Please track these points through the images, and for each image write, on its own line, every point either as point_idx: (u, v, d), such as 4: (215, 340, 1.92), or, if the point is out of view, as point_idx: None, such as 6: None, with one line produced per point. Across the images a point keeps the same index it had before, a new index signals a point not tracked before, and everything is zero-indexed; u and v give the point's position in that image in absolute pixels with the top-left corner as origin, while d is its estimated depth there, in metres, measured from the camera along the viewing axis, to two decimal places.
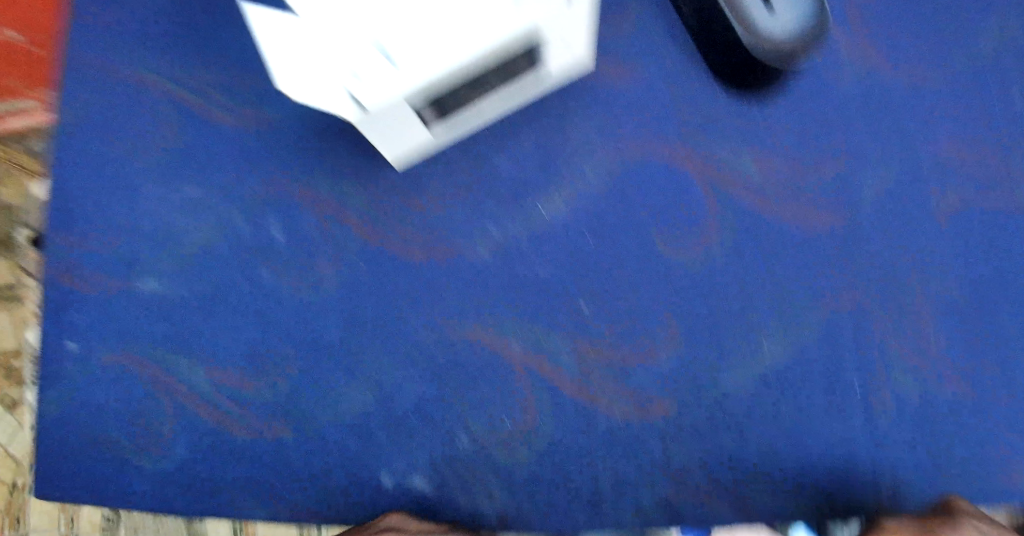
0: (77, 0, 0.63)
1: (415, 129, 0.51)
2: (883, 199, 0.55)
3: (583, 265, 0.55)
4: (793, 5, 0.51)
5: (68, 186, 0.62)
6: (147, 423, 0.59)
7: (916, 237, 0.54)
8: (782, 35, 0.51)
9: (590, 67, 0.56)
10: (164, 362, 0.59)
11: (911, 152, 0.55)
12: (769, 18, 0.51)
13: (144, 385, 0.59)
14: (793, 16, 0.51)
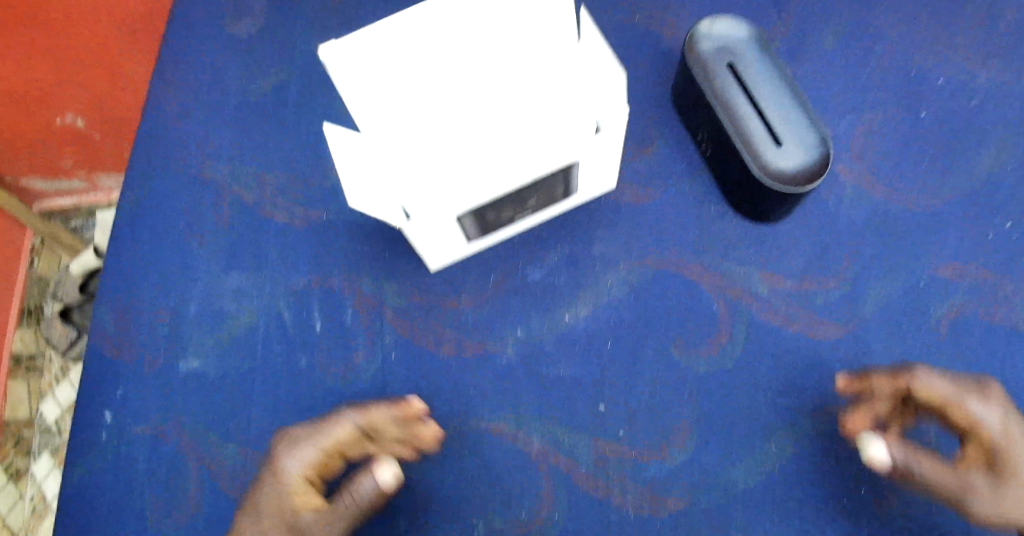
0: (179, 116, 0.77)
1: (456, 241, 0.60)
2: (886, 306, 0.59)
3: (603, 360, 0.59)
4: (800, 149, 0.56)
5: (152, 268, 0.71)
6: (181, 488, 0.63)
7: (922, 344, 0.57)
8: (782, 171, 0.55)
9: (609, 188, 0.63)
10: (203, 435, 0.64)
11: (910, 264, 0.60)
12: (776, 153, 0.55)
13: (179, 453, 0.64)
14: (799, 157, 0.56)
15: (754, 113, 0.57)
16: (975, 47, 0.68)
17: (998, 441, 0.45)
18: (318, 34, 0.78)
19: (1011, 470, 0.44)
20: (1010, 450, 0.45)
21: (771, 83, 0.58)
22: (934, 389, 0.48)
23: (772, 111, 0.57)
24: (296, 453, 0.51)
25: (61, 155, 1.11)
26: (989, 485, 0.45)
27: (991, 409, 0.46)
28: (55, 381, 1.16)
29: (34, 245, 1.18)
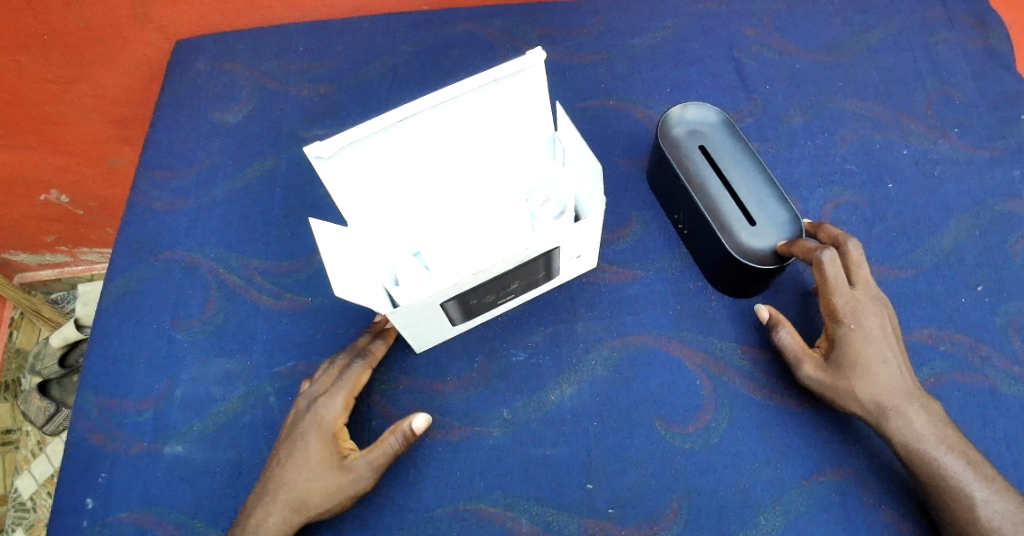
0: (167, 198, 0.78)
1: (439, 321, 0.59)
2: None
3: (590, 437, 0.59)
4: (774, 229, 0.59)
5: (137, 353, 0.71)
6: None
7: None
8: (757, 249, 0.58)
9: (590, 267, 0.65)
10: (182, 524, 0.62)
11: None
12: (751, 236, 0.58)
13: None
14: (773, 238, 0.58)
15: (725, 195, 0.61)
16: (927, 125, 0.73)
17: (846, 332, 0.55)
18: (306, 119, 0.81)
19: (847, 363, 0.54)
20: (848, 342, 0.54)
21: (742, 165, 0.62)
22: (830, 263, 0.55)
23: (742, 192, 0.61)
24: (334, 401, 0.57)
25: (44, 230, 1.10)
26: (826, 367, 0.55)
27: (856, 303, 0.55)
28: (31, 456, 1.13)
29: (13, 318, 1.17)
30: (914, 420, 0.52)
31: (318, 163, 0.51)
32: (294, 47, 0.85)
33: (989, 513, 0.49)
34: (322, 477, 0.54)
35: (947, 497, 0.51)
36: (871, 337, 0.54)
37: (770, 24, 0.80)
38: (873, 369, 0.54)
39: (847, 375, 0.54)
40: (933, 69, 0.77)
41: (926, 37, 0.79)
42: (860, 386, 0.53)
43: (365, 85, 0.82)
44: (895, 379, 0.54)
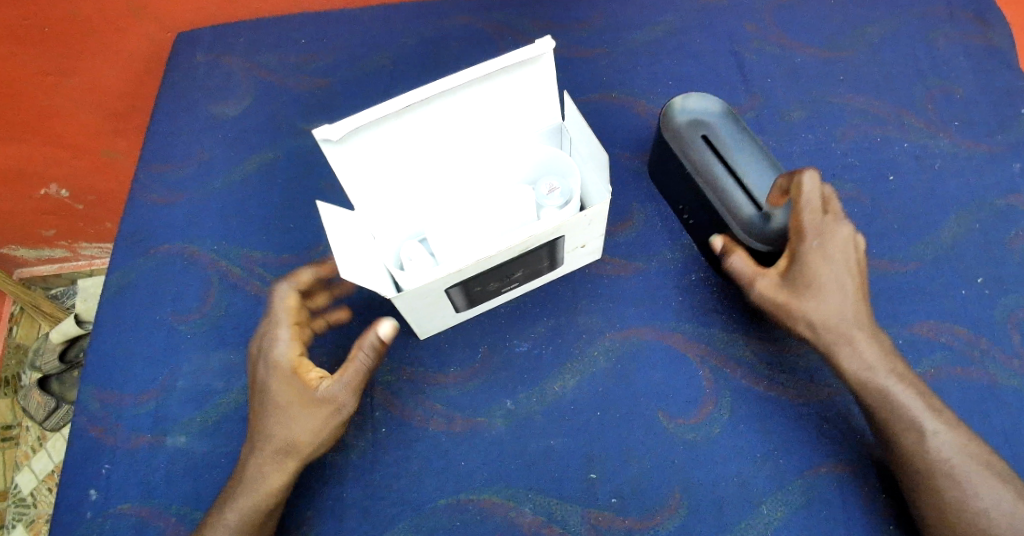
0: (167, 192, 0.78)
1: (444, 308, 0.59)
2: None
3: (591, 429, 0.59)
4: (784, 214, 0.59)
5: (135, 346, 0.70)
6: None
7: None
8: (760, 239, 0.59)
9: (594, 259, 0.65)
10: (183, 517, 0.62)
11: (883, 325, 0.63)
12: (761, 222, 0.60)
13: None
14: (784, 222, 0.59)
15: (732, 186, 0.61)
16: (928, 120, 0.74)
17: (811, 257, 0.54)
18: (305, 113, 0.81)
19: (803, 284, 0.54)
20: (811, 266, 0.54)
21: (747, 157, 0.63)
22: (811, 188, 0.54)
23: (749, 183, 0.61)
24: (281, 338, 0.57)
25: (42, 224, 1.10)
26: (781, 287, 0.55)
27: (822, 230, 0.54)
28: (31, 451, 1.13)
29: (13, 313, 1.17)
30: (865, 350, 0.54)
31: (326, 148, 0.51)
32: (294, 41, 0.85)
33: (938, 446, 0.51)
34: (303, 415, 0.55)
35: (897, 427, 0.52)
36: (832, 261, 0.54)
37: (770, 19, 0.80)
38: (830, 295, 0.54)
39: (802, 298, 0.54)
40: (933, 64, 0.77)
41: (925, 33, 0.79)
42: (816, 309, 0.54)
43: (365, 79, 0.82)
44: (849, 306, 0.54)
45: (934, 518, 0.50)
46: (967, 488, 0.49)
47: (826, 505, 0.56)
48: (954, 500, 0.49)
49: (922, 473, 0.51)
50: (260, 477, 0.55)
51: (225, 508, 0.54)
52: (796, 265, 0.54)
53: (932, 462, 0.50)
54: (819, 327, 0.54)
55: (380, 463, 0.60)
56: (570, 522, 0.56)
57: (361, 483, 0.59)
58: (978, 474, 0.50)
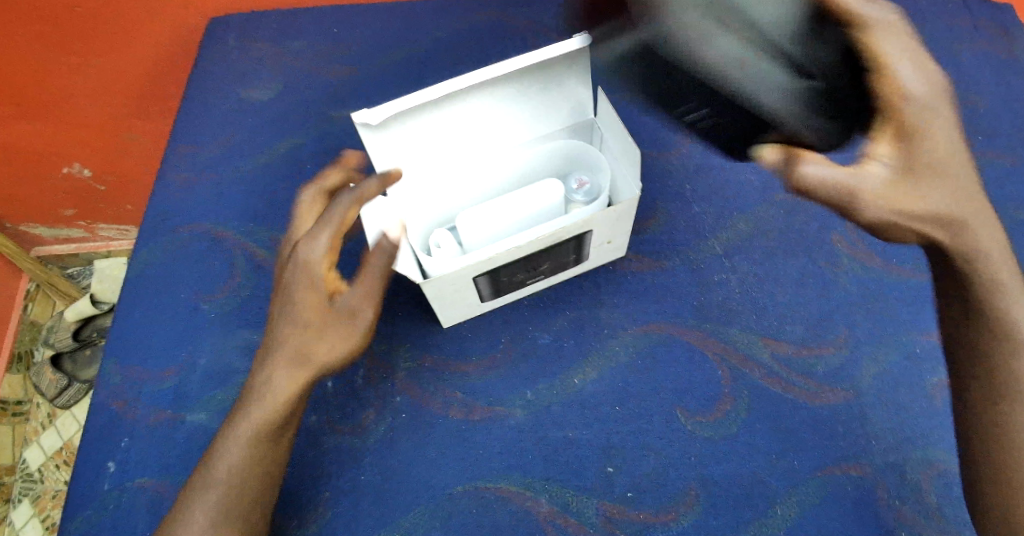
0: (195, 173, 0.79)
1: (469, 298, 0.61)
2: (881, 370, 0.61)
3: (610, 422, 0.60)
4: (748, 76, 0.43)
5: (160, 323, 0.71)
6: None
7: (920, 409, 0.59)
8: (807, 115, 0.45)
9: (617, 256, 0.67)
10: None
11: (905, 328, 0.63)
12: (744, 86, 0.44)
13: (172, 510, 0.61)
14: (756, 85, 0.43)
15: (727, 52, 0.42)
16: None
17: (920, 132, 0.42)
18: (334, 100, 0.82)
19: (919, 175, 0.43)
20: (928, 147, 0.42)
21: None
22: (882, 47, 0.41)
23: (713, 51, 0.42)
24: (318, 241, 0.50)
25: (61, 204, 1.12)
26: (895, 179, 0.43)
27: (938, 95, 0.43)
28: (41, 427, 1.13)
29: (29, 291, 1.19)
30: (981, 232, 0.45)
31: (365, 134, 0.53)
32: (325, 30, 0.87)
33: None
34: (318, 339, 0.48)
35: (990, 347, 0.46)
36: (946, 138, 0.43)
37: None
38: (942, 179, 0.43)
39: (912, 182, 0.43)
40: (958, 75, 0.77)
41: (951, 45, 0.79)
42: (930, 194, 0.43)
43: (393, 70, 0.83)
44: (963, 185, 0.44)
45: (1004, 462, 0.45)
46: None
47: (843, 505, 0.56)
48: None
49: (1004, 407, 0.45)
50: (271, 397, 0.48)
51: (239, 420, 0.49)
52: (906, 150, 0.42)
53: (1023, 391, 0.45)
54: (932, 220, 0.44)
55: (399, 446, 0.60)
56: (586, 512, 0.57)
57: (381, 464, 0.60)
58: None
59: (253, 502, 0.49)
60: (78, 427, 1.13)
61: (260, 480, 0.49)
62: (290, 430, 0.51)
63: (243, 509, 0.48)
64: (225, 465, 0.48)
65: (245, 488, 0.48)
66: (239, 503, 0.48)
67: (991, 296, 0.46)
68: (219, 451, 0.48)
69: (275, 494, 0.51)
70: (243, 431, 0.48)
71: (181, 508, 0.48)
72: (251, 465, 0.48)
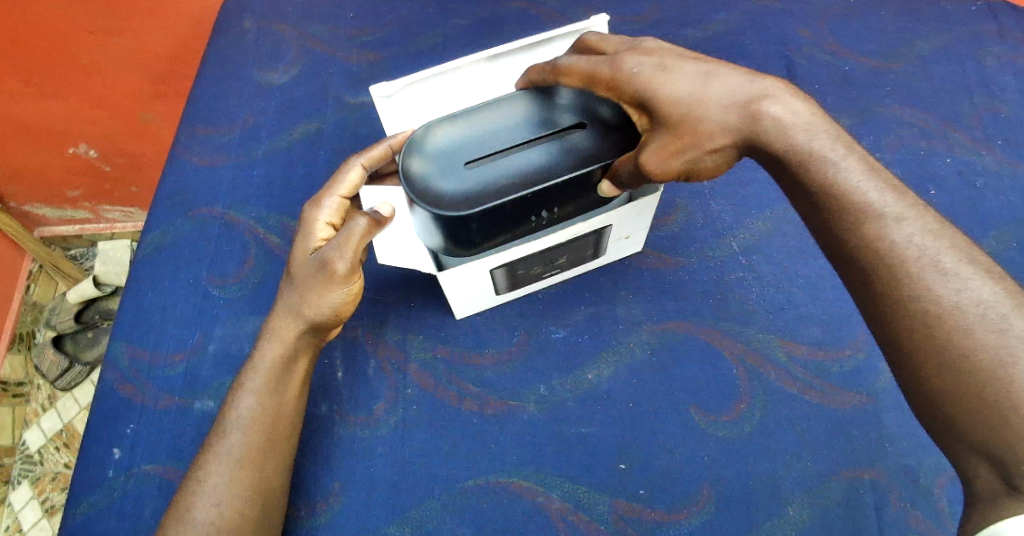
0: (209, 156, 0.78)
1: (486, 292, 0.61)
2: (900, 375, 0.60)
3: (624, 420, 0.59)
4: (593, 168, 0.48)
5: (171, 306, 0.70)
6: None
7: None
8: (600, 141, 0.49)
9: (634, 250, 0.66)
10: None
11: None
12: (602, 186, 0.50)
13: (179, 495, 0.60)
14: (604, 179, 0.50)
15: (501, 160, 0.48)
16: (974, 137, 0.73)
17: (625, 78, 0.46)
18: (349, 86, 0.81)
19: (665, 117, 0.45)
20: (648, 87, 0.45)
21: (484, 141, 0.49)
22: (573, 63, 0.49)
23: (496, 158, 0.48)
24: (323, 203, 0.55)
25: (69, 183, 1.11)
26: (662, 131, 0.45)
27: (600, 63, 0.48)
28: (41, 409, 1.12)
29: (31, 271, 1.17)
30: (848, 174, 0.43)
31: (381, 103, 0.55)
32: (343, 16, 0.86)
33: (906, 240, 0.40)
34: (307, 287, 0.52)
35: (855, 236, 0.42)
36: (665, 75, 0.45)
37: (822, 28, 0.81)
38: (716, 95, 0.45)
39: (691, 104, 0.45)
40: (982, 82, 0.77)
41: (976, 50, 0.79)
42: (705, 108, 0.45)
43: (413, 57, 0.82)
44: (766, 108, 0.45)
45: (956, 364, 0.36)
46: (963, 286, 0.38)
47: (859, 508, 0.55)
48: (959, 329, 0.37)
49: (914, 297, 0.38)
50: (279, 341, 0.53)
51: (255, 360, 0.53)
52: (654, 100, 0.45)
53: (916, 273, 0.39)
54: (727, 134, 0.45)
55: (411, 437, 0.60)
56: (598, 511, 0.56)
57: (393, 454, 0.59)
58: (966, 265, 0.39)
59: (260, 451, 0.50)
60: (79, 409, 1.12)
61: (268, 427, 0.51)
62: (297, 375, 0.54)
63: (248, 455, 0.50)
64: (239, 410, 0.51)
65: (254, 435, 0.50)
66: (244, 451, 0.50)
67: (829, 177, 0.44)
68: (234, 395, 0.53)
69: (288, 449, 0.52)
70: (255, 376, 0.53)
71: (205, 450, 0.51)
72: (261, 413, 0.51)
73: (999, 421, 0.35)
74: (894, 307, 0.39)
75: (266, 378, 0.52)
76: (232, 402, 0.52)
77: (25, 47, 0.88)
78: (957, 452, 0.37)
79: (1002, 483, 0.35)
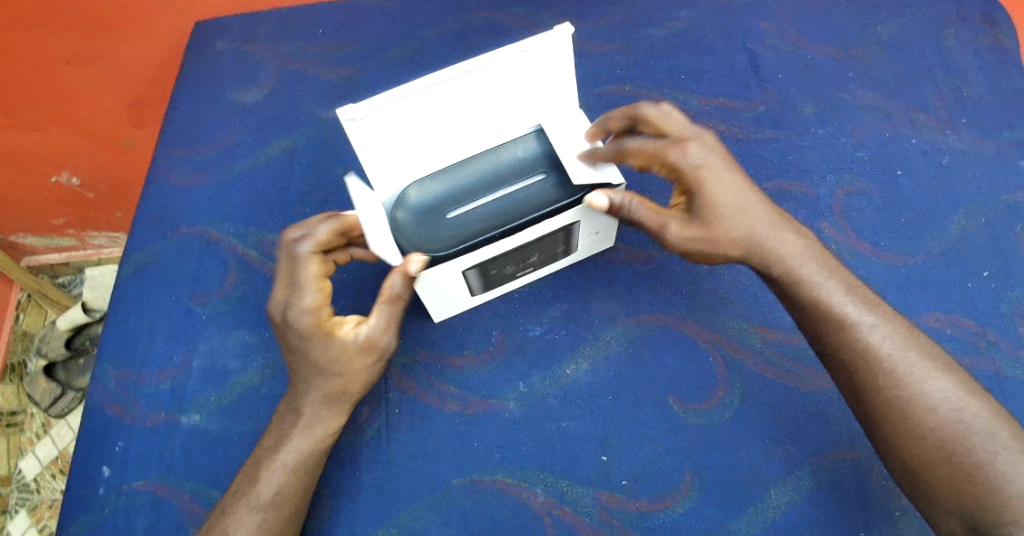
0: (186, 174, 0.79)
1: (461, 294, 0.62)
2: None
3: (605, 412, 0.60)
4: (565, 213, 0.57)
5: (156, 323, 0.71)
6: None
7: None
8: (562, 187, 0.57)
9: (607, 246, 0.67)
10: (191, 492, 0.61)
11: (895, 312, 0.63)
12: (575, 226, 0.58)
13: (168, 511, 0.61)
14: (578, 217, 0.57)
15: (479, 208, 0.57)
16: (937, 118, 0.75)
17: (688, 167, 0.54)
18: (324, 100, 0.82)
19: (704, 212, 0.54)
20: (697, 183, 0.54)
21: (461, 199, 0.58)
22: (643, 144, 0.55)
23: (473, 207, 0.57)
24: (305, 304, 0.52)
25: (53, 213, 1.11)
26: (689, 225, 0.54)
27: (664, 145, 0.55)
28: (35, 438, 1.12)
29: (20, 301, 1.18)
30: (829, 285, 0.53)
31: (350, 126, 0.53)
32: (314, 32, 0.87)
33: (879, 343, 0.50)
34: (350, 371, 0.54)
35: (836, 343, 0.52)
36: (725, 182, 0.54)
37: (785, 19, 0.83)
38: (744, 212, 0.54)
39: (726, 209, 0.54)
40: (943, 63, 0.78)
41: (936, 33, 0.80)
42: (741, 223, 0.54)
43: (385, 68, 0.83)
44: (772, 226, 0.55)
45: (928, 446, 0.47)
46: (926, 382, 0.49)
47: (839, 486, 0.56)
48: (926, 408, 0.48)
49: (893, 387, 0.49)
50: (309, 429, 0.55)
51: (280, 452, 0.54)
52: (698, 199, 0.54)
53: (891, 382, 0.49)
54: (744, 240, 0.54)
55: (396, 441, 0.61)
56: (584, 504, 0.57)
57: (378, 460, 0.60)
58: (929, 362, 0.49)
59: (287, 519, 0.53)
60: (73, 435, 1.12)
61: (296, 500, 0.54)
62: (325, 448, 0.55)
63: (296, 525, 0.54)
64: (269, 489, 0.53)
65: (289, 516, 0.53)
66: (290, 528, 0.53)
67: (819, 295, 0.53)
68: (263, 475, 0.53)
69: (307, 502, 0.55)
70: (284, 465, 0.54)
71: (227, 515, 0.52)
72: (292, 491, 0.53)
73: (967, 481, 0.45)
74: (874, 408, 0.50)
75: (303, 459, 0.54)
76: (262, 481, 0.53)
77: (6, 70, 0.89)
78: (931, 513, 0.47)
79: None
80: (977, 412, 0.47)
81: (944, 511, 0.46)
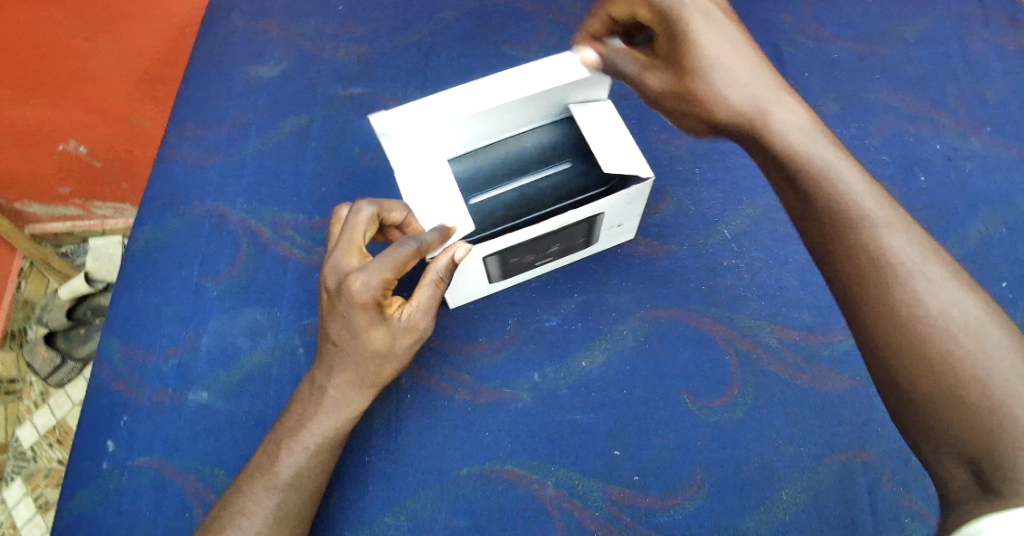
0: (198, 149, 0.78)
1: (478, 281, 0.61)
2: None
3: (616, 406, 0.60)
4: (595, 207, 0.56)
5: (163, 301, 0.70)
6: (168, 528, 0.59)
7: None
8: (589, 180, 0.58)
9: (625, 239, 0.67)
10: (197, 471, 0.61)
11: None
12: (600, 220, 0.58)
13: (174, 488, 0.60)
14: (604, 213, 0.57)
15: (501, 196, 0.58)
16: (962, 122, 0.74)
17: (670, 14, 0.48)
18: (340, 78, 0.80)
19: (686, 65, 0.49)
20: (682, 31, 0.48)
21: (484, 186, 0.58)
22: None
23: (497, 194, 0.58)
24: (375, 282, 0.49)
25: (60, 182, 1.10)
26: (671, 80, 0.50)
27: None
28: (34, 406, 1.12)
29: (23, 268, 1.16)
30: (854, 180, 0.43)
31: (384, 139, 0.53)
32: (332, 7, 0.85)
33: (897, 245, 0.39)
34: (388, 355, 0.53)
35: (839, 230, 0.41)
36: (711, 34, 0.48)
37: (810, 16, 0.81)
38: (736, 72, 0.48)
39: (709, 66, 0.48)
40: (970, 67, 0.77)
41: (963, 36, 0.79)
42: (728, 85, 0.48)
43: (402, 47, 0.81)
44: (763, 95, 0.47)
45: (934, 368, 0.35)
46: (931, 290, 0.37)
47: (851, 492, 0.56)
48: (937, 325, 0.36)
49: (899, 296, 0.38)
50: (335, 412, 0.53)
51: (302, 432, 0.53)
52: (679, 51, 0.49)
53: (902, 283, 0.38)
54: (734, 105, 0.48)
55: (406, 428, 0.60)
56: (592, 498, 0.57)
57: (388, 444, 0.60)
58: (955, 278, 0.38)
59: (300, 506, 0.52)
60: (72, 405, 1.12)
61: (311, 487, 0.53)
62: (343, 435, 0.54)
63: (309, 513, 0.54)
64: (286, 472, 0.52)
65: (306, 501, 0.53)
66: (304, 514, 0.53)
67: (824, 175, 0.43)
68: (282, 457, 0.52)
69: (321, 487, 0.54)
70: (306, 446, 0.53)
71: (239, 495, 0.52)
72: (309, 474, 0.53)
73: (984, 428, 0.33)
74: (874, 307, 0.38)
75: (322, 444, 0.53)
76: (282, 464, 0.52)
77: (11, 50, 0.87)
78: (936, 463, 0.36)
79: (980, 496, 0.32)
80: (1001, 342, 0.35)
81: (948, 453, 0.34)
